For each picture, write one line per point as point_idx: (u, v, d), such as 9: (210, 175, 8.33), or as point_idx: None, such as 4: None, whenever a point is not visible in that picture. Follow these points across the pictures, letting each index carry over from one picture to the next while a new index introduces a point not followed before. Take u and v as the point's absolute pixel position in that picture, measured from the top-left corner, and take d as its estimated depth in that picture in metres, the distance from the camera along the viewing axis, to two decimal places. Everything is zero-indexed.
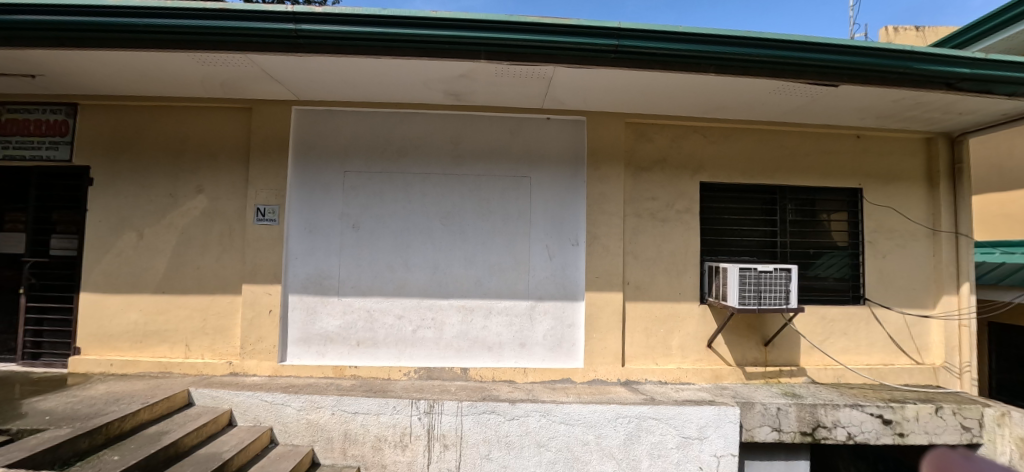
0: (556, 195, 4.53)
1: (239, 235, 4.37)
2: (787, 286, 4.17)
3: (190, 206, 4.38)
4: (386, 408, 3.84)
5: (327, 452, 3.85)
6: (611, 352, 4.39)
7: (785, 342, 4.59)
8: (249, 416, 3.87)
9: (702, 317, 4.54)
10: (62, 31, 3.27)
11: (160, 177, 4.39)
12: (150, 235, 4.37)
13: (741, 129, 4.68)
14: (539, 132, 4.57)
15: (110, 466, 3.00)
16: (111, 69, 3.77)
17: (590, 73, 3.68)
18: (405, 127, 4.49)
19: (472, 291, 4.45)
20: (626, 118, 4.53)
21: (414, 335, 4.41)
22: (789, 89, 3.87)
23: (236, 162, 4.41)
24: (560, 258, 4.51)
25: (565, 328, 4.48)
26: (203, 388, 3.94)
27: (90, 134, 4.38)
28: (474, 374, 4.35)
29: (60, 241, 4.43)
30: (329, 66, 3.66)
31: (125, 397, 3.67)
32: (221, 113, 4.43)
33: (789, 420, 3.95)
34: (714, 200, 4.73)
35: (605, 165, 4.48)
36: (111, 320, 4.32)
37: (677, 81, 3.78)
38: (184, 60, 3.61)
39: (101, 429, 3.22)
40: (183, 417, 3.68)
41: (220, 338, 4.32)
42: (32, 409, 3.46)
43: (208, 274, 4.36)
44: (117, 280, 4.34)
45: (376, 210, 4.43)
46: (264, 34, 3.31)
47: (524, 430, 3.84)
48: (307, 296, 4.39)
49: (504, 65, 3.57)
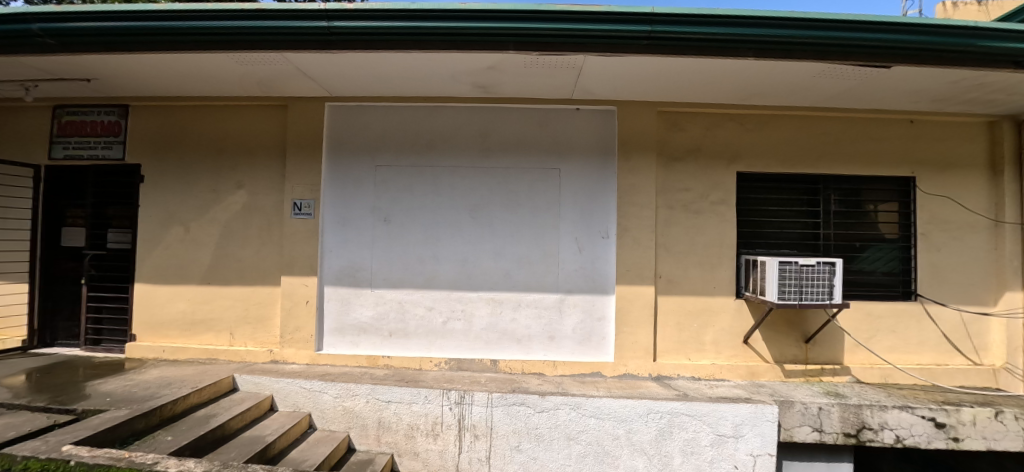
0: (584, 187, 4.47)
1: (276, 228, 4.54)
2: (830, 281, 3.98)
3: (232, 201, 4.58)
4: (418, 397, 3.94)
5: (362, 438, 3.98)
6: (642, 347, 4.33)
7: (828, 339, 4.39)
8: (290, 402, 4.05)
9: (737, 312, 4.41)
10: (113, 37, 3.45)
11: (204, 173, 4.60)
12: (195, 229, 4.60)
13: (782, 115, 4.47)
14: (567, 124, 4.51)
15: (165, 445, 3.21)
16: (159, 71, 3.97)
17: (622, 60, 3.59)
18: (433, 120, 4.52)
19: (501, 283, 4.47)
20: (658, 107, 4.41)
21: (444, 327, 4.47)
22: (834, 72, 3.66)
23: (273, 157, 4.57)
24: (590, 251, 4.45)
25: (596, 321, 4.43)
26: (247, 374, 4.16)
27: (139, 133, 4.64)
28: (505, 366, 4.39)
29: (116, 234, 4.72)
30: (361, 62, 3.74)
31: (176, 382, 3.91)
32: (260, 111, 4.60)
33: (831, 420, 3.79)
34: (751, 191, 4.55)
35: (635, 156, 4.38)
36: (161, 308, 4.59)
37: (714, 66, 3.63)
38: (224, 60, 3.76)
39: (156, 411, 3.44)
40: (228, 402, 3.89)
41: (261, 326, 4.51)
42: (95, 390, 3.74)
43: (249, 265, 4.55)
44: (167, 272, 4.60)
45: (406, 203, 4.50)
46: (297, 32, 3.40)
47: (554, 423, 3.84)
48: (341, 287, 4.51)
49: (533, 55, 3.53)
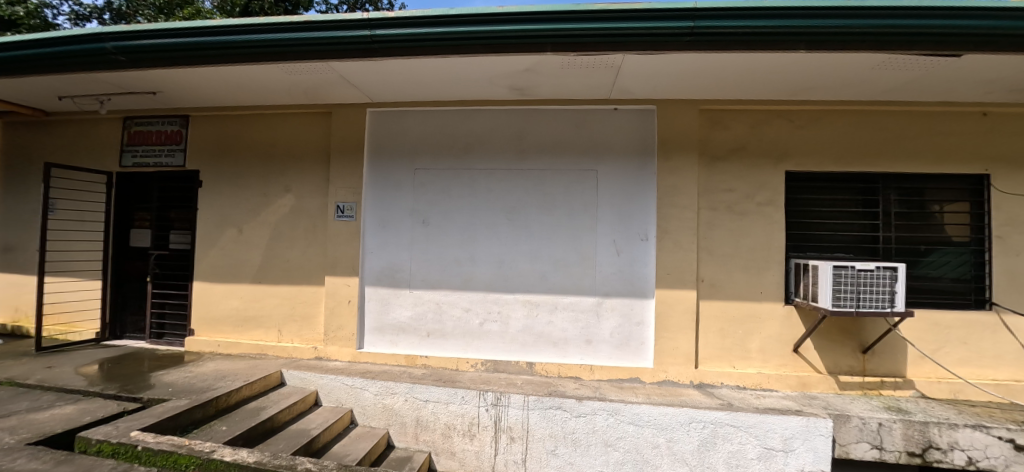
0: (622, 188, 4.38)
1: (321, 230, 4.73)
2: (892, 288, 3.70)
3: (280, 204, 4.81)
4: (455, 397, 3.99)
5: (401, 436, 4.07)
6: (683, 353, 4.19)
7: (889, 350, 4.09)
8: (333, 398, 4.20)
9: (786, 319, 4.18)
10: (177, 52, 3.71)
11: (255, 178, 4.86)
12: (247, 231, 4.86)
13: (835, 111, 4.21)
14: (605, 124, 4.44)
15: (220, 435, 3.41)
16: (217, 83, 4.24)
17: (662, 58, 3.50)
18: (470, 123, 4.58)
19: (537, 286, 4.45)
20: (699, 105, 4.27)
21: (480, 328, 4.50)
22: (895, 63, 3.42)
23: (318, 162, 4.77)
24: (628, 253, 4.36)
25: (634, 326, 4.33)
26: (294, 369, 4.35)
27: (198, 141, 4.96)
28: (541, 368, 4.36)
29: (177, 236, 5.07)
30: (401, 69, 3.84)
31: (229, 375, 4.15)
32: (306, 118, 4.81)
33: (892, 438, 3.52)
34: (801, 191, 4.31)
35: (675, 156, 4.26)
36: (217, 305, 4.88)
37: (761, 60, 3.48)
38: (275, 71, 3.96)
39: (212, 402, 3.66)
40: (277, 396, 4.08)
41: (306, 324, 4.71)
42: (159, 381, 4.02)
43: (296, 266, 4.77)
44: (222, 271, 4.89)
45: (443, 206, 4.57)
46: (343, 41, 3.54)
47: (591, 428, 3.78)
48: (381, 287, 4.63)
49: (571, 56, 3.51)
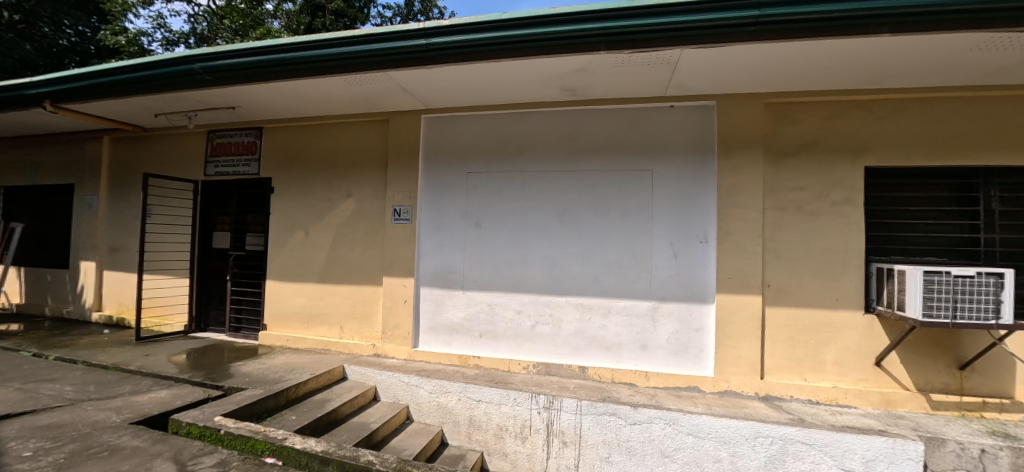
0: (679, 188, 4.20)
1: (379, 233, 4.94)
2: (997, 297, 3.26)
3: (342, 208, 5.09)
4: (507, 399, 4.00)
5: (455, 434, 4.15)
6: (747, 362, 3.94)
7: (993, 367, 3.61)
8: (390, 394, 4.37)
9: (867, 329, 3.81)
10: (255, 69, 4.04)
11: (321, 184, 5.17)
12: (313, 233, 5.18)
13: (924, 99, 3.79)
14: (660, 122, 4.28)
15: (289, 423, 3.65)
16: (288, 97, 4.56)
17: (723, 51, 3.32)
18: (521, 126, 4.59)
19: (589, 289, 4.37)
20: (764, 98, 4.00)
21: (532, 331, 4.49)
22: (1000, 42, 3.03)
23: (377, 168, 4.99)
24: (686, 256, 4.17)
25: (693, 332, 4.13)
26: (355, 365, 4.57)
27: (271, 150, 5.36)
28: (594, 373, 4.28)
29: (253, 238, 5.50)
30: (455, 75, 3.94)
31: (297, 368, 4.44)
32: (367, 126, 5.05)
33: (997, 466, 3.16)
34: (882, 188, 3.92)
35: (737, 154, 4.02)
36: (286, 302, 5.24)
37: (835, 47, 3.21)
38: (339, 83, 4.20)
39: (283, 392, 3.93)
40: (339, 389, 4.31)
41: (366, 322, 4.93)
42: (237, 371, 4.38)
43: (357, 266, 5.01)
44: (291, 270, 5.24)
45: (495, 208, 4.62)
46: (401, 51, 3.69)
47: (647, 437, 3.65)
48: (435, 288, 4.76)
49: (625, 54, 3.43)
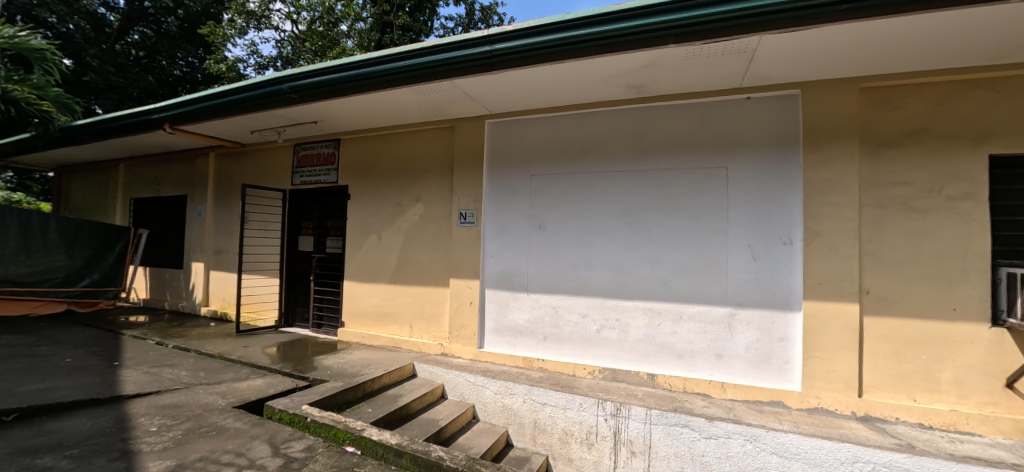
0: (758, 186, 3.88)
1: (446, 236, 5.10)
2: None
3: (412, 212, 5.31)
4: (572, 403, 3.93)
5: (520, 436, 4.16)
6: (840, 377, 3.54)
7: None
8: (457, 392, 4.48)
9: (994, 345, 3.27)
10: (335, 85, 4.34)
11: (392, 190, 5.44)
12: (385, 236, 5.46)
13: None
14: (736, 115, 3.98)
15: (366, 415, 3.87)
16: (364, 109, 4.86)
17: (809, 33, 3.02)
18: (585, 127, 4.51)
19: (659, 293, 4.17)
20: (858, 83, 3.58)
21: (598, 335, 4.37)
22: None
23: (443, 173, 5.15)
24: (767, 259, 3.83)
25: (775, 342, 3.79)
26: (424, 363, 4.74)
27: (349, 159, 5.73)
28: (663, 381, 4.07)
29: (334, 241, 5.92)
30: (519, 79, 3.96)
31: (372, 364, 4.70)
32: (434, 133, 5.23)
33: None
34: (1012, 180, 3.34)
35: (826, 146, 3.64)
36: (362, 302, 5.57)
37: (950, 19, 2.79)
38: (410, 93, 4.39)
39: (360, 385, 4.18)
40: (410, 385, 4.50)
41: (434, 322, 5.10)
42: (320, 364, 4.73)
43: (425, 268, 5.21)
44: (366, 271, 5.56)
45: (559, 211, 4.57)
46: (466, 59, 3.77)
47: (724, 453, 3.41)
48: (500, 290, 4.81)
49: (696, 45, 3.24)
